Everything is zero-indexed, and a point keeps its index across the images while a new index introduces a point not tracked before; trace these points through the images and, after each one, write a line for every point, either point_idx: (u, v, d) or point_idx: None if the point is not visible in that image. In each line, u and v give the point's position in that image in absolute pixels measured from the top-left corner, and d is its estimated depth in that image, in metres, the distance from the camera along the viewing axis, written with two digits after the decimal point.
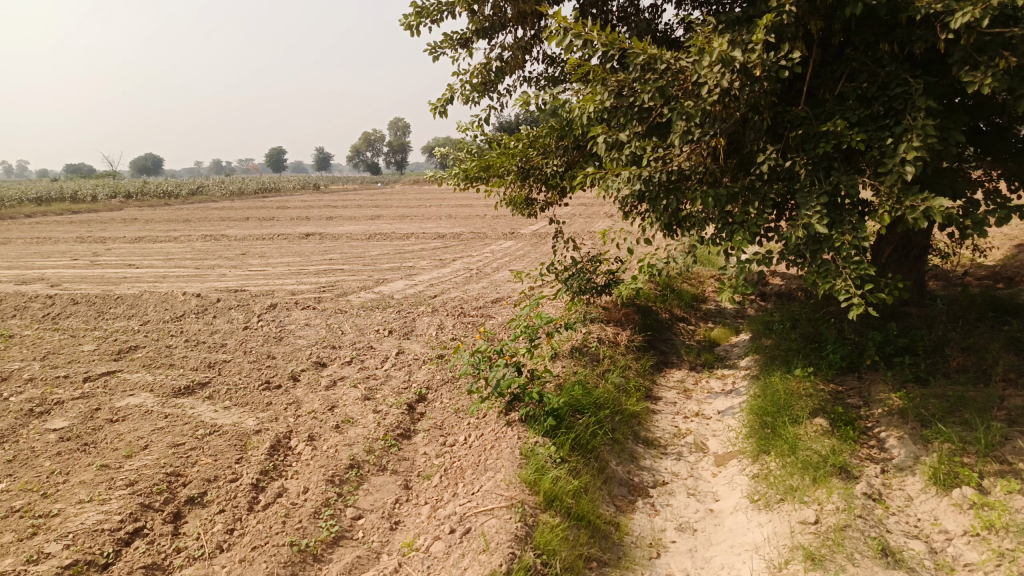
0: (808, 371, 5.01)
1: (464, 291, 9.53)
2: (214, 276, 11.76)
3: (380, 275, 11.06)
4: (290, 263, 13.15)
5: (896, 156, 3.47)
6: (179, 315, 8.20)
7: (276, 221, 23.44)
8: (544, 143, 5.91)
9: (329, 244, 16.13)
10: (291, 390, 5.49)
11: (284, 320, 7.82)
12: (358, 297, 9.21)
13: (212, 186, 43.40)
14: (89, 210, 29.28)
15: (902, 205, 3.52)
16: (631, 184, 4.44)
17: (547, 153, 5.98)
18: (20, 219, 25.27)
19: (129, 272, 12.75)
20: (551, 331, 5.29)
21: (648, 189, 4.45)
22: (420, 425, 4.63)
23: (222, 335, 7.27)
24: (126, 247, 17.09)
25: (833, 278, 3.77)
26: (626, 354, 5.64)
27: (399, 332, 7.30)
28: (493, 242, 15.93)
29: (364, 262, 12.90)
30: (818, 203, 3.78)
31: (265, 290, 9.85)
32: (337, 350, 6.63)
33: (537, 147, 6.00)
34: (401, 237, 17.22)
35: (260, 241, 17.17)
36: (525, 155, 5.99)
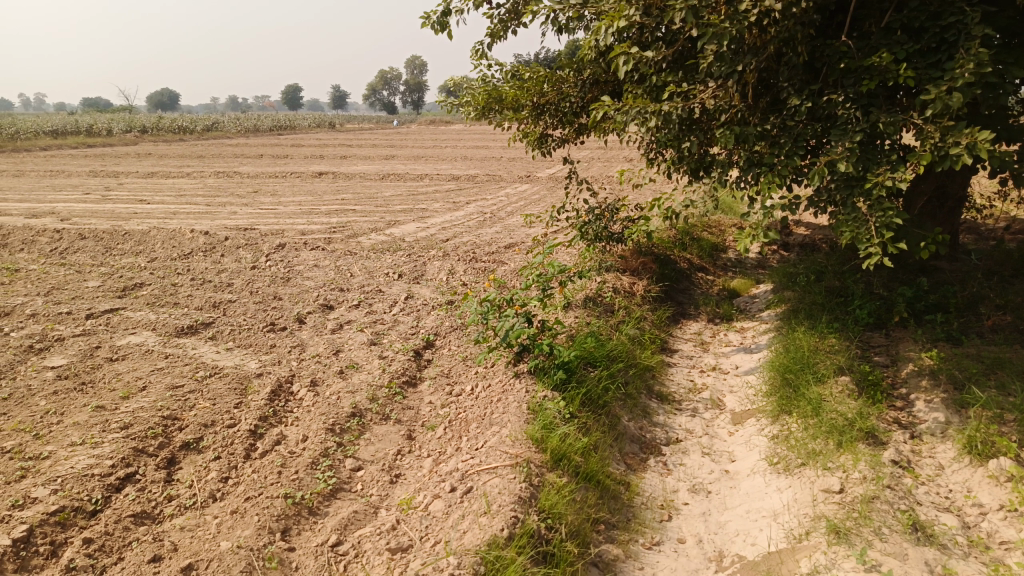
0: (832, 327, 4.78)
1: (477, 235, 9.30)
2: (225, 213, 11.60)
3: (393, 217, 10.83)
4: (303, 202, 12.94)
5: (942, 86, 3.17)
6: (186, 252, 8.05)
7: (291, 159, 23.13)
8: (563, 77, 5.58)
9: (342, 184, 15.87)
10: (295, 333, 5.34)
11: (293, 260, 7.65)
12: (369, 238, 9.01)
13: (227, 122, 42.95)
14: (104, 144, 29.06)
15: (946, 143, 3.23)
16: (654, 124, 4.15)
17: (565, 88, 5.65)
18: (36, 152, 25.16)
19: (141, 208, 12.61)
20: (565, 279, 5.08)
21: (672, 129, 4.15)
22: (425, 373, 4.48)
23: (229, 274, 7.12)
24: (138, 182, 16.92)
25: (868, 228, 3.51)
26: (641, 304, 5.42)
27: (409, 275, 7.11)
28: (509, 185, 15.60)
29: (378, 203, 12.66)
30: (856, 147, 3.48)
31: (275, 229, 9.66)
32: (345, 292, 6.47)
33: (556, 81, 5.67)
34: (416, 177, 16.92)
35: (273, 179, 16.93)
36: (542, 91, 5.68)
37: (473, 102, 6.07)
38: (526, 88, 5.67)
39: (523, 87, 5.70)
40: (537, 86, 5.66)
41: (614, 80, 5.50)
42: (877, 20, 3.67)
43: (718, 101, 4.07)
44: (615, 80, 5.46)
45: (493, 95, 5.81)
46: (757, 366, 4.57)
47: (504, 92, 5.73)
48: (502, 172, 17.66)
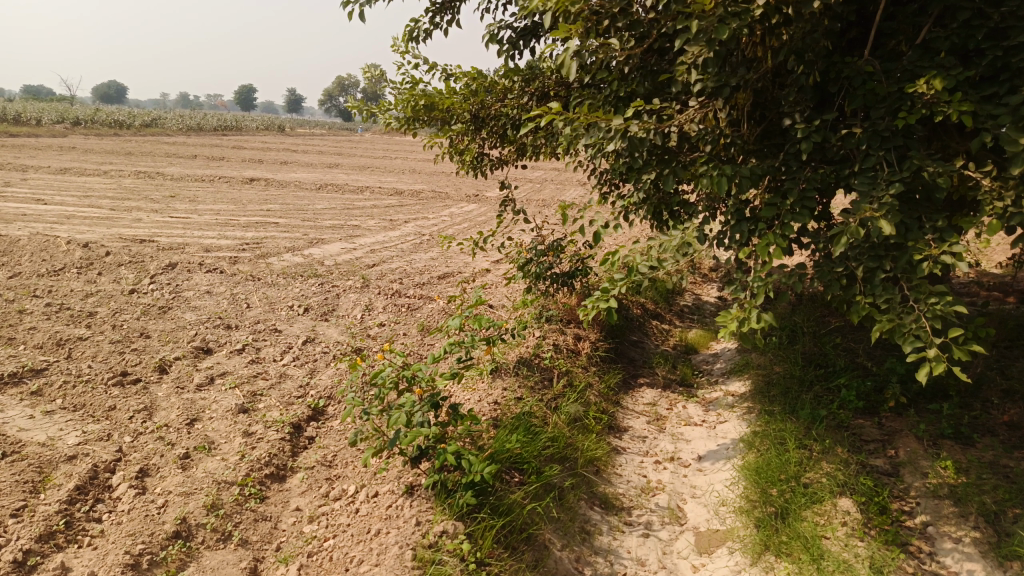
0: (817, 413, 3.87)
1: (407, 261, 8.24)
2: (128, 221, 10.28)
3: (317, 235, 9.70)
4: (222, 211, 11.70)
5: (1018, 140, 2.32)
6: (56, 268, 6.81)
7: (224, 161, 21.72)
8: (505, 85, 4.63)
9: (273, 192, 14.64)
10: (149, 388, 4.20)
11: (181, 286, 6.47)
12: (281, 260, 7.87)
13: (167, 118, 41.06)
14: (27, 134, 27.08)
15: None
16: (612, 146, 3.17)
17: (508, 98, 4.68)
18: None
19: (35, 208, 11.19)
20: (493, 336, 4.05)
21: (634, 155, 3.19)
22: (300, 460, 3.39)
23: (97, 301, 5.91)
24: (47, 178, 15.41)
25: (897, 313, 2.56)
26: (586, 366, 4.44)
27: (316, 311, 6.01)
28: (454, 204, 14.56)
29: (306, 216, 11.52)
30: (894, 200, 2.53)
31: (177, 244, 8.45)
32: (231, 332, 5.34)
33: (498, 89, 4.71)
34: (355, 189, 15.81)
35: (197, 183, 15.59)
36: (481, 105, 4.71)
37: (398, 111, 4.89)
38: (461, 92, 4.66)
39: (458, 86, 4.68)
40: (476, 94, 4.68)
41: (567, 88, 4.55)
42: (913, 38, 2.86)
43: (700, 125, 3.17)
44: (567, 89, 4.50)
45: (423, 101, 4.64)
46: (726, 461, 3.64)
47: (436, 96, 4.66)
48: (448, 189, 16.63)
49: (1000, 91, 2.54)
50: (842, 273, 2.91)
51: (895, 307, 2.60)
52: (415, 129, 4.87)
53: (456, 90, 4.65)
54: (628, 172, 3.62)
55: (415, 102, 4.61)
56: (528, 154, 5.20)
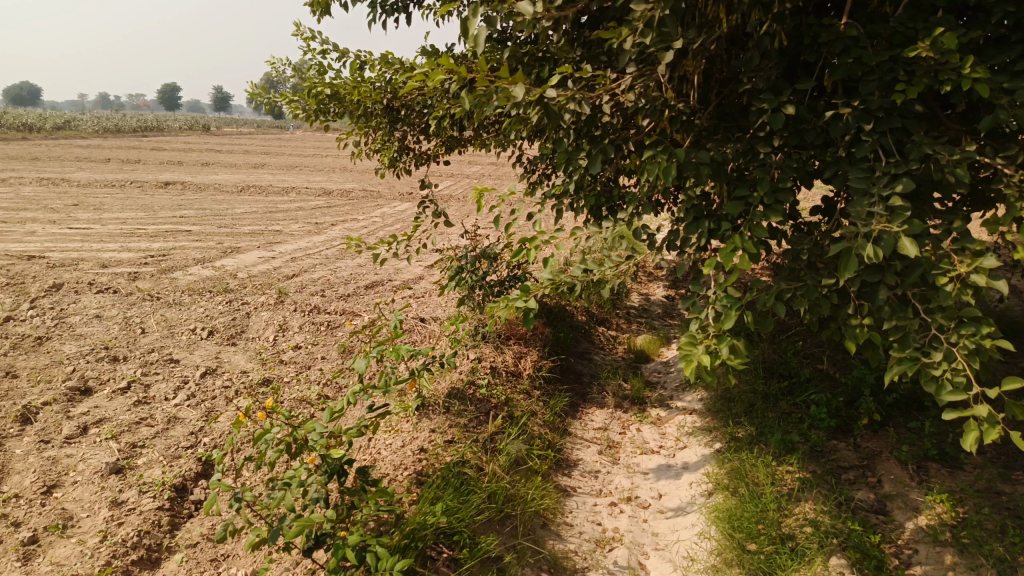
0: (788, 435, 3.43)
1: (330, 270, 7.58)
2: (19, 234, 9.28)
3: (233, 243, 8.93)
4: (130, 220, 10.75)
5: None
6: None
7: (140, 165, 20.46)
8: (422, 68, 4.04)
9: (189, 197, 13.68)
10: (4, 446, 3.47)
11: (66, 312, 5.66)
12: (189, 274, 7.11)
13: (80, 120, 38.87)
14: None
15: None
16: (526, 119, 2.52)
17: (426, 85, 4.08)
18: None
19: None
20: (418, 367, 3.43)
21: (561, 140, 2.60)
22: (181, 537, 2.76)
23: None
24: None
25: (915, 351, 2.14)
26: (528, 388, 3.90)
27: (223, 335, 5.33)
28: (385, 203, 13.88)
29: (223, 223, 10.68)
30: (898, 201, 2.08)
31: (71, 261, 7.57)
32: (118, 365, 4.61)
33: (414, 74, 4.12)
34: (279, 191, 14.93)
35: (104, 189, 14.47)
36: (398, 94, 4.10)
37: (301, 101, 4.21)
38: (372, 78, 4.03)
39: (368, 71, 4.06)
40: (388, 80, 4.07)
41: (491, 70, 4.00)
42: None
43: (640, 100, 2.62)
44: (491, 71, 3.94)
45: (328, 90, 3.98)
46: (690, 500, 3.17)
47: (343, 85, 4.01)
48: (378, 188, 15.91)
49: (1012, 57, 2.13)
50: (828, 288, 2.44)
51: (910, 340, 2.17)
52: (322, 128, 4.20)
53: (366, 77, 4.02)
54: (568, 166, 3.07)
55: (317, 92, 3.94)
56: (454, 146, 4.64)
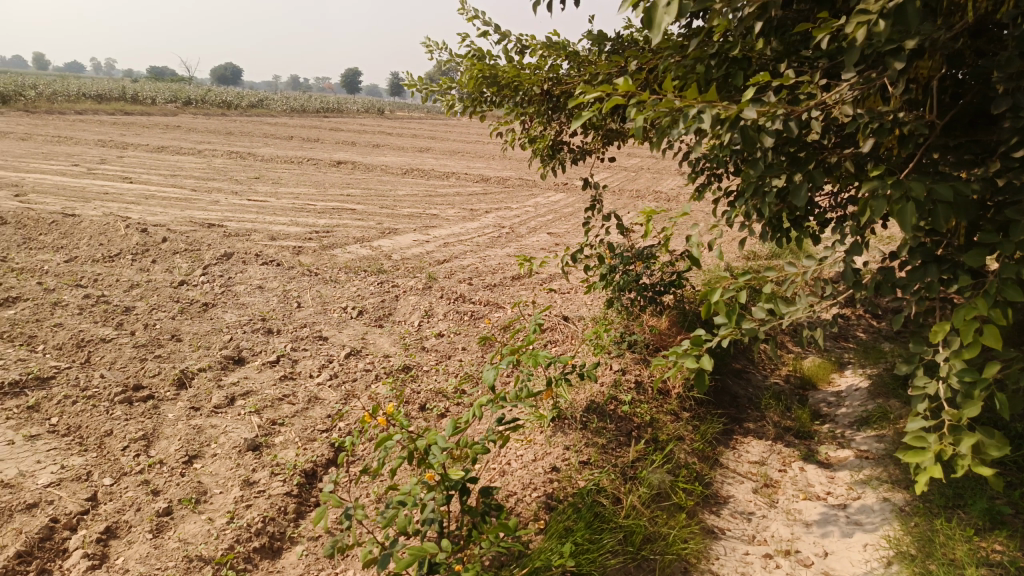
0: (993, 507, 2.85)
1: (480, 258, 7.51)
2: (204, 202, 10.02)
3: (390, 224, 9.11)
4: (301, 194, 11.33)
5: None
6: (110, 255, 6.46)
7: (317, 143, 21.77)
8: (589, 50, 3.73)
9: (356, 176, 14.25)
10: (160, 408, 3.61)
11: (233, 280, 5.95)
12: (346, 252, 7.30)
13: (272, 99, 42.11)
14: (139, 112, 28.20)
15: None
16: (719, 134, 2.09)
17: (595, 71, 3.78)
18: (65, 115, 24.43)
19: (121, 186, 11.16)
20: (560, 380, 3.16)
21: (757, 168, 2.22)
22: (303, 528, 2.70)
23: (140, 294, 5.46)
24: (142, 156, 15.60)
25: None
26: (677, 409, 3.53)
27: (371, 316, 5.35)
28: (540, 193, 13.75)
29: (384, 203, 10.99)
30: None
31: (245, 230, 8.03)
32: (270, 338, 4.74)
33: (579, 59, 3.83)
34: (440, 175, 15.24)
35: (283, 164, 15.41)
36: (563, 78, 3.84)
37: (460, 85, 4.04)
38: (534, 62, 3.79)
39: (530, 55, 3.82)
40: (550, 64, 3.80)
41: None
42: None
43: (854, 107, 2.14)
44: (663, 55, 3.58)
45: (488, 74, 3.78)
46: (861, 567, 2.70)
47: (503, 69, 3.79)
48: (535, 177, 15.82)
49: None
50: None
51: None
52: (480, 114, 4.02)
53: (528, 60, 3.78)
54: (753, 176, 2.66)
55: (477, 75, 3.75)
56: (616, 136, 4.31)
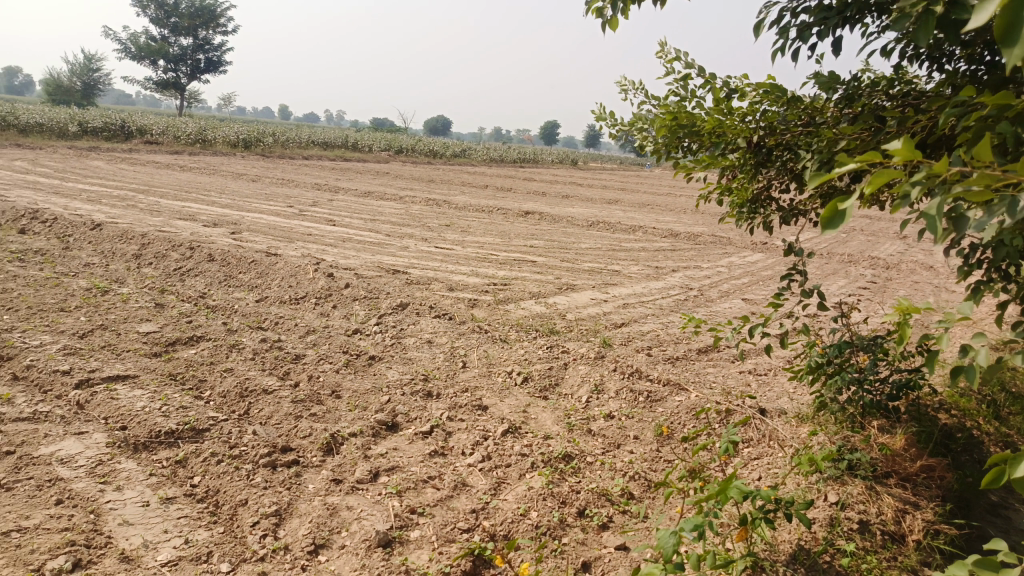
0: None
1: (663, 324, 6.83)
2: (394, 247, 10.25)
3: (570, 280, 8.71)
4: (486, 244, 11.30)
5: None
6: (296, 297, 6.61)
7: (509, 192, 22.19)
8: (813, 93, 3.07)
9: (543, 227, 14.14)
10: (302, 477, 3.36)
11: (401, 333, 5.77)
12: (521, 309, 6.94)
13: (474, 148, 44.23)
14: (355, 158, 30.65)
15: None
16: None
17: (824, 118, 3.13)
18: (291, 160, 27.00)
19: (322, 228, 11.78)
20: (759, 521, 2.45)
21: None
22: None
23: (313, 340, 5.42)
24: (349, 199, 16.65)
25: None
26: (918, 566, 2.64)
27: (536, 385, 4.89)
28: (733, 252, 12.75)
29: (567, 257, 10.63)
30: None
31: (425, 279, 7.98)
32: (428, 402, 4.41)
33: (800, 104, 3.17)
34: (628, 228, 14.70)
35: (474, 213, 15.68)
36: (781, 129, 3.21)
37: (652, 132, 3.51)
38: (744, 107, 3.18)
39: (739, 100, 3.22)
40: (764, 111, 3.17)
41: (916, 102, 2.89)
42: None
43: None
44: (915, 101, 2.83)
45: (685, 122, 3.23)
46: None
47: (704, 116, 3.22)
48: (729, 235, 14.80)
49: None
50: None
51: None
52: (671, 165, 3.47)
53: (736, 106, 3.18)
54: None
55: (673, 122, 3.22)
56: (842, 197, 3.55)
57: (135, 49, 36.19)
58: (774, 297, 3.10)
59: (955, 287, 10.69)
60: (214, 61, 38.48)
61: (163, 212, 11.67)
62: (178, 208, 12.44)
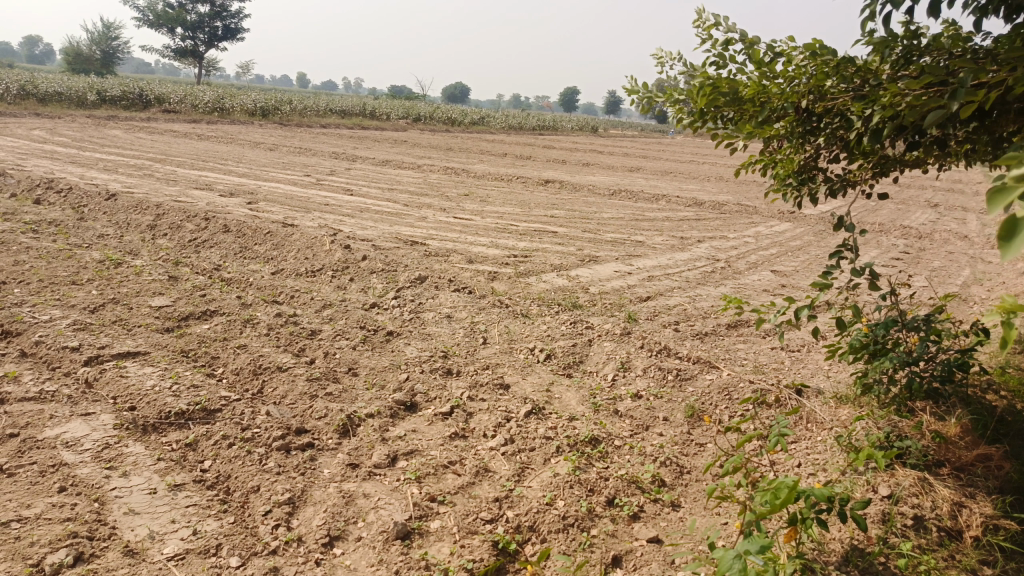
0: None
1: (690, 298, 6.59)
2: (412, 218, 10.04)
3: (592, 251, 8.47)
4: (506, 214, 11.07)
5: None
6: (313, 269, 6.45)
7: (529, 160, 21.84)
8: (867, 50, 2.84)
9: (564, 196, 13.86)
10: (317, 462, 3.20)
11: (419, 308, 5.58)
12: (543, 282, 6.73)
13: (493, 115, 43.71)
14: (373, 127, 30.37)
15: None
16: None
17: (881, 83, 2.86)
18: (309, 128, 26.80)
19: (340, 198, 11.59)
20: (810, 521, 2.25)
21: None
22: None
23: (330, 315, 5.26)
24: (367, 169, 16.44)
25: None
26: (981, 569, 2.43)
27: (560, 362, 4.69)
28: (760, 222, 12.41)
29: (589, 227, 10.38)
30: None
31: (444, 251, 7.78)
32: (447, 380, 4.23)
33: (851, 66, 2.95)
34: (651, 198, 14.38)
35: (494, 182, 15.42)
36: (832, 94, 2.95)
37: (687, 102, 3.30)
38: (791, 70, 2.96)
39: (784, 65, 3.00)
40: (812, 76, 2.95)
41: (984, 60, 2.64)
42: None
43: None
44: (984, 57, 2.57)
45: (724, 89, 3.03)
46: None
47: (745, 82, 3.02)
48: (755, 204, 14.43)
49: None
50: None
51: None
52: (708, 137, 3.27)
53: (780, 69, 2.97)
54: None
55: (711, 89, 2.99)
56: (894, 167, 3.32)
57: (153, 16, 35.97)
58: (820, 275, 3.01)
59: (992, 258, 10.30)
60: (231, 27, 38.17)
61: (180, 182, 11.54)
62: (195, 177, 12.31)
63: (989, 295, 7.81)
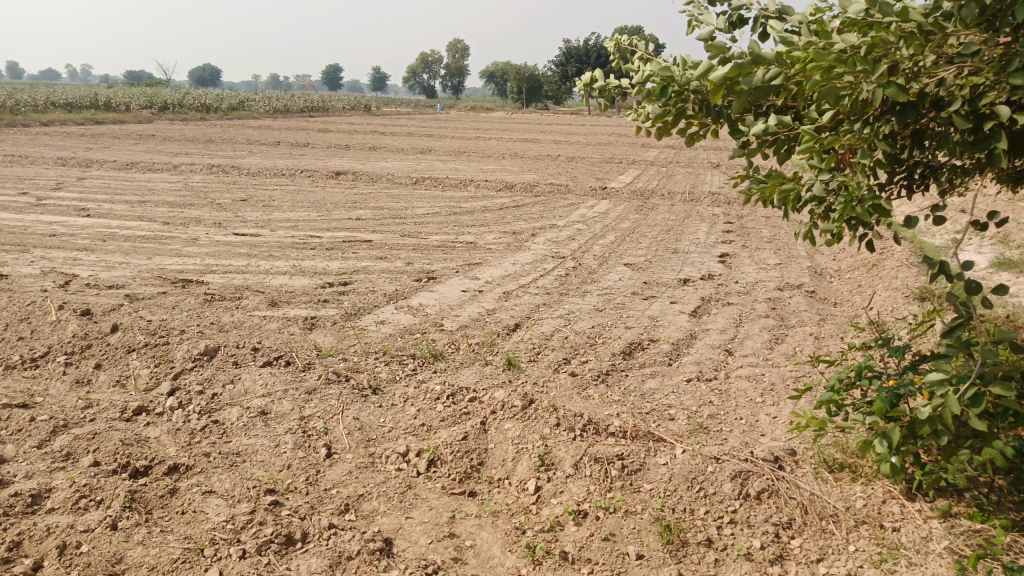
0: None
1: (564, 320, 5.34)
2: (177, 242, 7.79)
3: (423, 264, 6.93)
4: (299, 222, 9.11)
5: None
6: (32, 357, 4.29)
7: (307, 148, 19.50)
8: None
9: (361, 190, 12.07)
10: None
11: (211, 405, 3.74)
12: (376, 323, 5.10)
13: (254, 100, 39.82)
14: (110, 120, 25.91)
15: None
16: None
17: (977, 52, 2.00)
18: (24, 127, 22.03)
19: (72, 222, 8.89)
20: None
21: None
22: None
23: (66, 448, 3.29)
24: (108, 176, 13.31)
25: None
26: None
27: (451, 471, 3.19)
28: (580, 201, 11.56)
29: (404, 229, 8.77)
30: None
31: (230, 290, 5.82)
32: (290, 557, 2.58)
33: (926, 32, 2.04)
34: (458, 183, 13.01)
35: (273, 180, 13.16)
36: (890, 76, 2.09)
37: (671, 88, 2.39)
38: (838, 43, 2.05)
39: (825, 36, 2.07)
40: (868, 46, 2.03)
41: None
42: None
43: None
44: None
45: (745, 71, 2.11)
46: None
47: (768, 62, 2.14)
48: (565, 181, 13.63)
49: None
50: None
51: None
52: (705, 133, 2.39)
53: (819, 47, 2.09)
54: None
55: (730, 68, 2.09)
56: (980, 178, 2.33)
57: None
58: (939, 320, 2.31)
59: None
60: None
61: None
62: None
63: (840, 265, 7.46)
